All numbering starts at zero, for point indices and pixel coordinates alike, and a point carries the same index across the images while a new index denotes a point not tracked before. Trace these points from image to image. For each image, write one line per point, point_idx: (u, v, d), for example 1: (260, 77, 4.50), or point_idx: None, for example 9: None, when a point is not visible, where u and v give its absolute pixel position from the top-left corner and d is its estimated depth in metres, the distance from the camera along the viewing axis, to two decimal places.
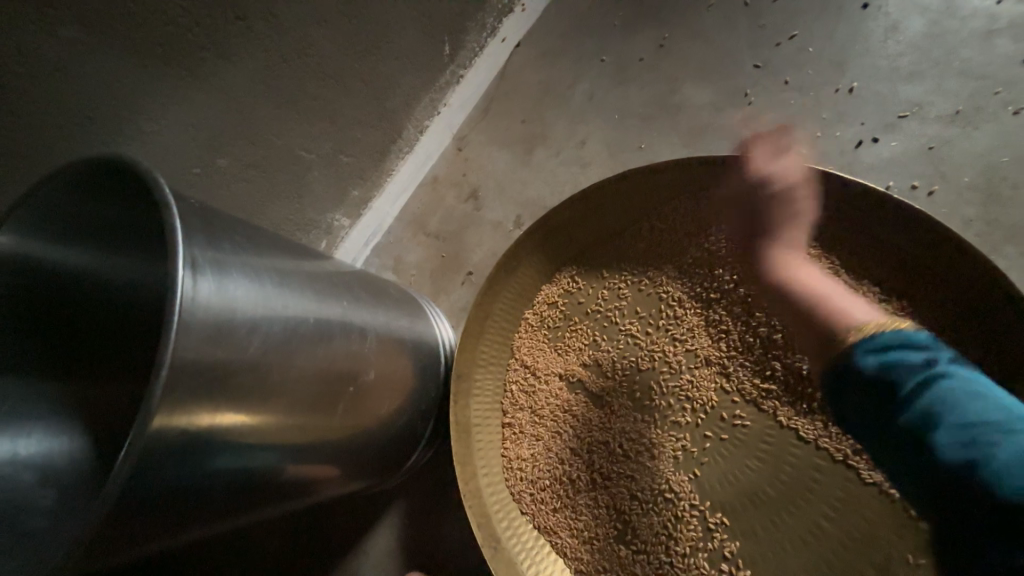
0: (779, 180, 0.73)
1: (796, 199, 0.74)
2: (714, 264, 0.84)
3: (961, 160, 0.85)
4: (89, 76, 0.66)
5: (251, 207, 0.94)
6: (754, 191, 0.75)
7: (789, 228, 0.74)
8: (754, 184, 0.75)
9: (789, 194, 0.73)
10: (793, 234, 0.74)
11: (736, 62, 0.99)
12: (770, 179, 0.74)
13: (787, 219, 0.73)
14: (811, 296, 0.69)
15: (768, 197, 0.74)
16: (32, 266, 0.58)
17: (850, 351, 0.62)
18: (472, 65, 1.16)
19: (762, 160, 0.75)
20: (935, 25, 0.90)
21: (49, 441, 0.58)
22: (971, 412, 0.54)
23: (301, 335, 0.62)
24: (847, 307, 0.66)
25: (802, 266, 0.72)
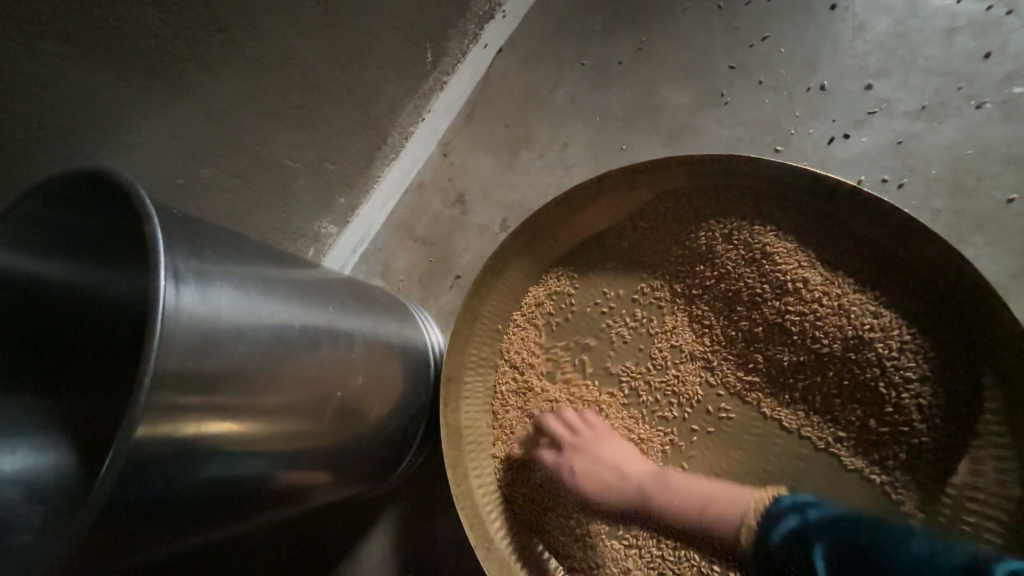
0: (574, 436, 0.81)
1: (593, 431, 0.81)
2: (557, 479, 0.82)
3: (928, 154, 0.87)
4: (71, 90, 0.66)
5: (237, 217, 0.94)
6: (567, 461, 0.79)
7: (611, 447, 0.79)
8: (561, 456, 0.80)
9: (581, 438, 0.80)
10: (614, 444, 0.80)
11: (711, 63, 1.02)
12: (573, 434, 0.81)
13: (603, 443, 0.80)
14: (686, 494, 0.71)
15: (576, 444, 0.80)
16: (10, 277, 0.57)
17: (761, 539, 0.59)
18: (455, 72, 1.18)
19: (567, 426, 0.82)
20: (900, 24, 0.93)
21: (36, 456, 0.57)
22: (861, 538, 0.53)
23: (287, 342, 0.62)
24: (718, 500, 0.68)
25: (652, 472, 0.76)
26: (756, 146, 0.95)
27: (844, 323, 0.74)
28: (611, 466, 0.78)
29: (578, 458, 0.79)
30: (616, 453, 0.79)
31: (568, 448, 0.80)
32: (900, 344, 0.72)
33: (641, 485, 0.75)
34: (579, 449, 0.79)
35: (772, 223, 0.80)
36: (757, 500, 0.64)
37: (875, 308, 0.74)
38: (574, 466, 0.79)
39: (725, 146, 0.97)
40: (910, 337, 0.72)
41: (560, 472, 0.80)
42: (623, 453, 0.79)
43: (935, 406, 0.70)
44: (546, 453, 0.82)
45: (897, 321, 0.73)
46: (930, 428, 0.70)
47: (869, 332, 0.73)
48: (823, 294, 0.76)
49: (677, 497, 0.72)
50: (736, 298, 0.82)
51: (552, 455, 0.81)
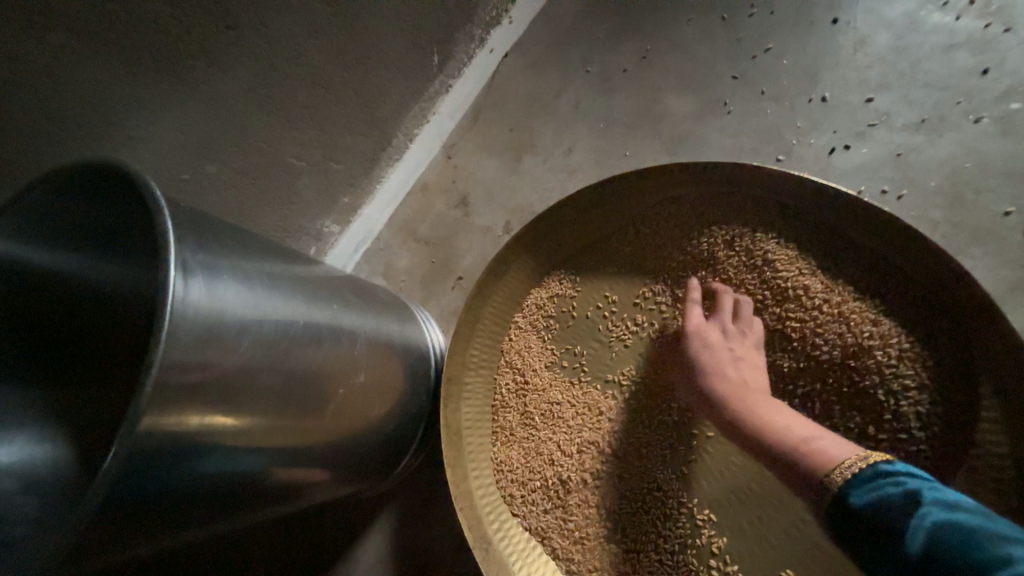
0: (737, 326, 0.78)
1: (748, 333, 0.78)
2: (632, 395, 0.85)
3: (927, 166, 0.89)
4: (79, 83, 0.66)
5: (240, 213, 0.94)
6: (709, 341, 0.77)
7: (752, 361, 0.76)
8: (715, 335, 0.78)
9: (737, 330, 0.78)
10: (758, 361, 0.76)
11: (715, 73, 1.03)
12: (737, 327, 0.78)
13: (747, 353, 0.76)
14: (792, 433, 0.66)
15: (743, 344, 0.77)
16: (12, 268, 0.57)
17: (840, 492, 0.58)
18: (461, 75, 1.18)
19: (740, 323, 0.79)
20: (901, 39, 0.95)
21: (32, 449, 0.57)
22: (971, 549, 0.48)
23: (291, 337, 0.62)
24: (821, 445, 0.64)
25: (765, 395, 0.73)
26: (758, 155, 0.97)
27: (843, 330, 0.75)
28: (742, 369, 0.75)
29: (718, 349, 0.76)
30: (761, 365, 0.76)
31: (722, 337, 0.77)
32: (898, 352, 0.73)
33: (755, 400, 0.72)
34: (709, 341, 0.77)
35: (773, 231, 0.81)
36: (862, 459, 0.60)
37: (874, 317, 0.75)
38: (707, 346, 0.77)
39: (728, 154, 0.98)
40: (908, 345, 0.73)
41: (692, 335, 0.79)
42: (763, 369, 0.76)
43: (933, 414, 0.71)
44: (711, 329, 0.78)
45: (896, 330, 0.74)
46: (928, 436, 0.71)
47: (868, 340, 0.74)
48: (823, 301, 0.77)
49: (773, 427, 0.68)
50: None
51: (707, 331, 0.78)
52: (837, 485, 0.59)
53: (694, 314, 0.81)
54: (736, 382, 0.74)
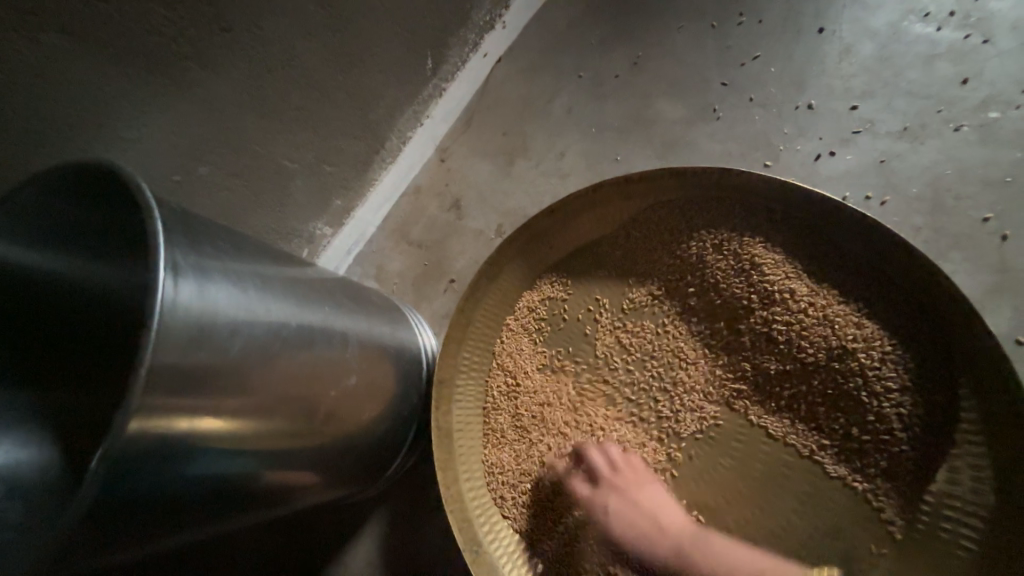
0: (620, 476, 0.81)
1: (629, 475, 0.81)
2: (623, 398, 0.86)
3: (910, 172, 0.91)
4: (70, 83, 0.66)
5: (231, 214, 0.94)
6: (608, 513, 0.80)
7: (643, 490, 0.80)
8: (609, 502, 0.80)
9: (623, 481, 0.80)
10: (654, 492, 0.80)
11: (704, 80, 1.05)
12: (621, 473, 0.81)
13: (641, 494, 0.79)
14: (738, 564, 0.73)
15: (632, 488, 0.80)
16: (5, 264, 0.58)
17: None
18: (455, 79, 1.19)
19: (620, 466, 0.82)
20: (884, 49, 0.97)
21: (17, 451, 0.56)
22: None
23: (282, 340, 0.62)
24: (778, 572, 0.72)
25: (683, 529, 0.77)
26: (746, 160, 0.98)
27: (829, 333, 0.77)
28: (646, 516, 0.78)
29: (619, 513, 0.79)
30: (654, 493, 0.80)
31: (615, 491, 0.80)
32: (881, 355, 0.74)
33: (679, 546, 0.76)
34: (614, 512, 0.79)
35: (760, 235, 0.82)
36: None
37: (858, 320, 0.76)
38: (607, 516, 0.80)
39: (717, 159, 1.00)
40: (891, 347, 0.74)
41: (593, 507, 0.81)
42: (658, 487, 0.81)
43: (915, 415, 0.72)
44: (602, 493, 0.81)
45: (879, 333, 0.75)
46: (910, 437, 0.72)
47: (853, 343, 0.75)
48: (809, 304, 0.79)
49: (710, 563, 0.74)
50: (725, 308, 0.84)
51: (600, 498, 0.80)
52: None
53: (582, 489, 0.82)
54: (662, 541, 0.77)
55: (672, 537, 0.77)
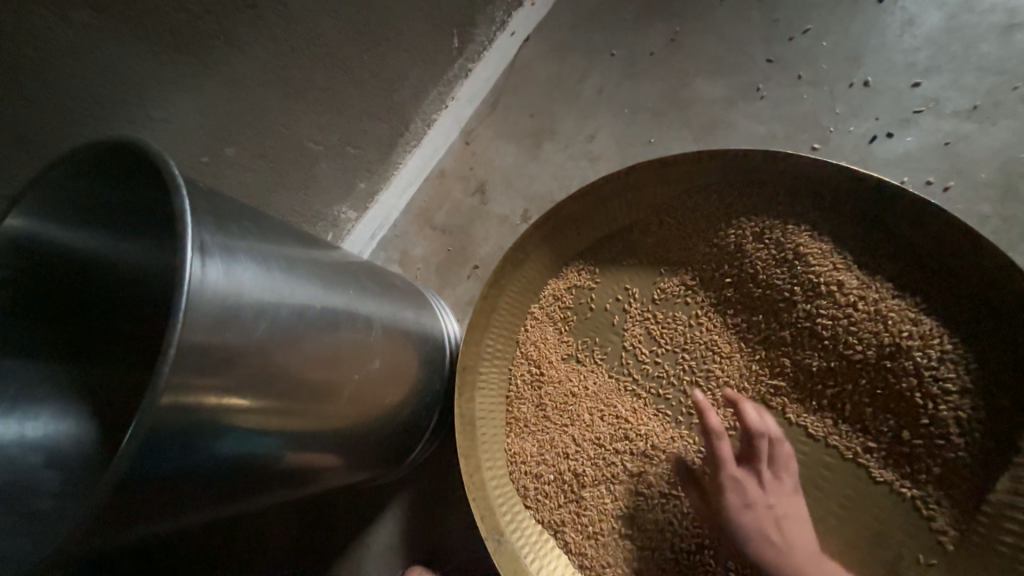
0: (773, 474, 0.70)
1: (782, 477, 0.70)
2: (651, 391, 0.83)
3: (978, 156, 0.83)
4: (101, 61, 0.66)
5: (258, 197, 0.93)
6: (749, 499, 0.68)
7: (789, 503, 0.69)
8: (754, 491, 0.68)
9: (774, 479, 0.70)
10: (797, 508, 0.69)
11: (748, 56, 0.98)
12: (774, 473, 0.70)
13: (785, 505, 0.68)
14: None
15: (781, 494, 0.69)
16: (41, 248, 0.58)
17: None
18: (481, 59, 1.15)
19: (774, 465, 0.70)
20: (953, 19, 0.89)
21: (56, 424, 0.58)
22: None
23: (307, 323, 0.61)
24: None
25: (809, 554, 0.66)
26: (792, 143, 0.92)
27: (880, 329, 0.71)
28: (784, 524, 0.67)
29: (759, 512, 0.67)
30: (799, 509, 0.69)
31: (762, 491, 0.69)
32: (939, 354, 0.69)
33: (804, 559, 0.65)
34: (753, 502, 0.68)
35: (807, 223, 0.77)
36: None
37: (914, 316, 0.71)
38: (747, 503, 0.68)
39: (759, 142, 0.94)
40: (951, 347, 0.69)
41: (733, 483, 0.69)
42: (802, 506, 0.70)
43: (974, 420, 0.67)
44: (749, 479, 0.69)
45: (938, 330, 0.69)
46: (966, 442, 0.67)
47: (907, 341, 0.70)
48: (859, 298, 0.73)
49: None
50: (765, 300, 0.79)
51: (745, 484, 0.69)
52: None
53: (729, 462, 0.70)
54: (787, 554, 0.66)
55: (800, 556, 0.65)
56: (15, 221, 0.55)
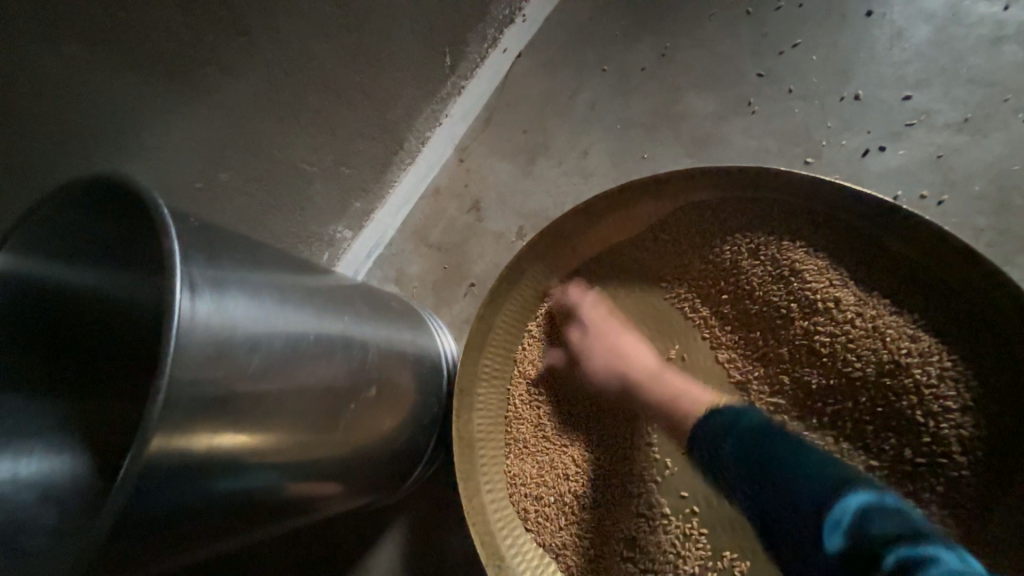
0: (602, 318, 0.85)
1: (610, 321, 0.85)
2: None
3: (971, 168, 0.83)
4: (92, 93, 0.66)
5: (253, 220, 0.93)
6: (585, 343, 0.84)
7: (624, 336, 0.83)
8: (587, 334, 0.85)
9: (603, 322, 0.85)
10: (629, 334, 0.84)
11: (739, 70, 0.99)
12: (606, 318, 0.85)
13: (614, 337, 0.83)
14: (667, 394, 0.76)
15: (609, 326, 0.84)
16: (35, 286, 0.58)
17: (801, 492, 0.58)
18: (474, 76, 1.15)
19: (604, 311, 0.86)
20: (942, 32, 0.89)
21: (52, 461, 0.57)
22: (760, 450, 0.63)
23: (301, 354, 0.61)
24: (691, 395, 0.75)
25: (639, 366, 0.80)
26: (785, 157, 0.92)
27: (878, 346, 0.71)
28: (614, 356, 0.82)
29: (593, 352, 0.83)
30: (630, 335, 0.84)
31: (595, 332, 0.84)
32: (938, 371, 0.68)
33: (635, 378, 0.79)
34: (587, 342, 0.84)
35: (802, 239, 0.77)
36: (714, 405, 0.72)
37: (912, 332, 0.70)
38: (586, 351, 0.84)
39: (751, 156, 0.94)
40: (949, 363, 0.68)
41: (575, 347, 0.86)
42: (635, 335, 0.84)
43: (976, 438, 0.67)
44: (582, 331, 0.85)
45: (936, 347, 0.69)
46: (969, 461, 0.67)
47: (906, 358, 0.69)
48: (856, 314, 0.73)
49: (654, 387, 0.78)
50: (762, 316, 0.79)
51: (583, 334, 0.85)
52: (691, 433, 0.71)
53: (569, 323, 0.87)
54: (619, 376, 0.81)
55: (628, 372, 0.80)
56: (6, 261, 0.54)
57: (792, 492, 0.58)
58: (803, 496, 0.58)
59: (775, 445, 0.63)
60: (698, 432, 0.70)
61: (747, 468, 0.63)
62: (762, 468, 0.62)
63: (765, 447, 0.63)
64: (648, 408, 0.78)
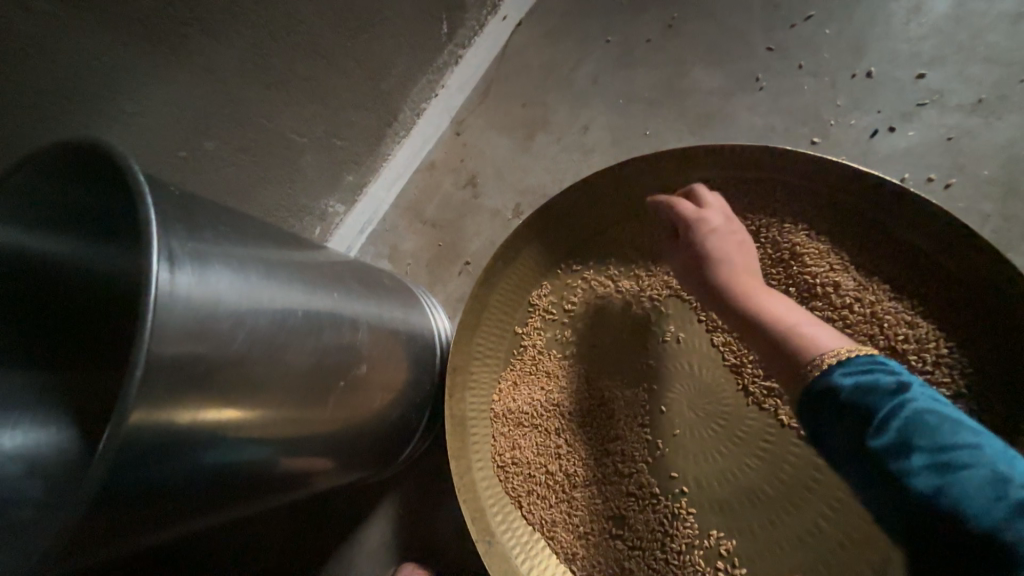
0: (729, 220, 0.75)
1: (736, 231, 0.75)
2: (646, 392, 0.83)
3: (981, 152, 0.81)
4: (65, 53, 0.62)
5: (241, 192, 0.90)
6: (707, 232, 0.74)
7: (739, 250, 0.74)
8: (713, 224, 0.75)
9: (730, 226, 0.75)
10: (748, 252, 0.74)
11: (748, 44, 0.95)
12: (727, 224, 0.75)
13: (738, 247, 0.74)
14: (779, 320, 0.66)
15: (733, 236, 0.74)
16: (22, 254, 0.57)
17: (970, 467, 0.48)
18: (472, 45, 1.11)
19: (725, 213, 0.76)
20: (962, 7, 0.86)
21: (37, 433, 0.56)
22: (950, 439, 0.50)
23: (288, 331, 0.59)
24: (813, 336, 0.63)
25: (758, 286, 0.71)
26: (791, 136, 0.89)
27: (876, 332, 0.70)
28: (737, 261, 0.73)
29: (719, 245, 0.74)
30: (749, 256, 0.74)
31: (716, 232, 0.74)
32: (935, 358, 0.68)
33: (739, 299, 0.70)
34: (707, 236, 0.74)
35: (804, 222, 0.75)
36: (857, 349, 0.60)
37: (911, 319, 0.70)
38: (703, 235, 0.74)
39: (757, 135, 0.91)
40: (947, 350, 0.68)
41: (692, 227, 0.75)
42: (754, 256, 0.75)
43: None
44: (709, 224, 0.75)
45: (935, 334, 0.69)
46: None
47: (902, 344, 0.69)
48: (855, 300, 0.72)
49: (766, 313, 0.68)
50: None
51: (703, 224, 0.75)
52: (821, 370, 0.59)
53: (683, 208, 0.76)
54: (730, 279, 0.72)
55: (740, 283, 0.71)
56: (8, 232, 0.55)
57: (988, 492, 0.47)
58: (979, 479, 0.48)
59: (959, 432, 0.51)
60: (848, 389, 0.56)
61: (920, 437, 0.51)
62: (959, 464, 0.49)
63: (942, 424, 0.51)
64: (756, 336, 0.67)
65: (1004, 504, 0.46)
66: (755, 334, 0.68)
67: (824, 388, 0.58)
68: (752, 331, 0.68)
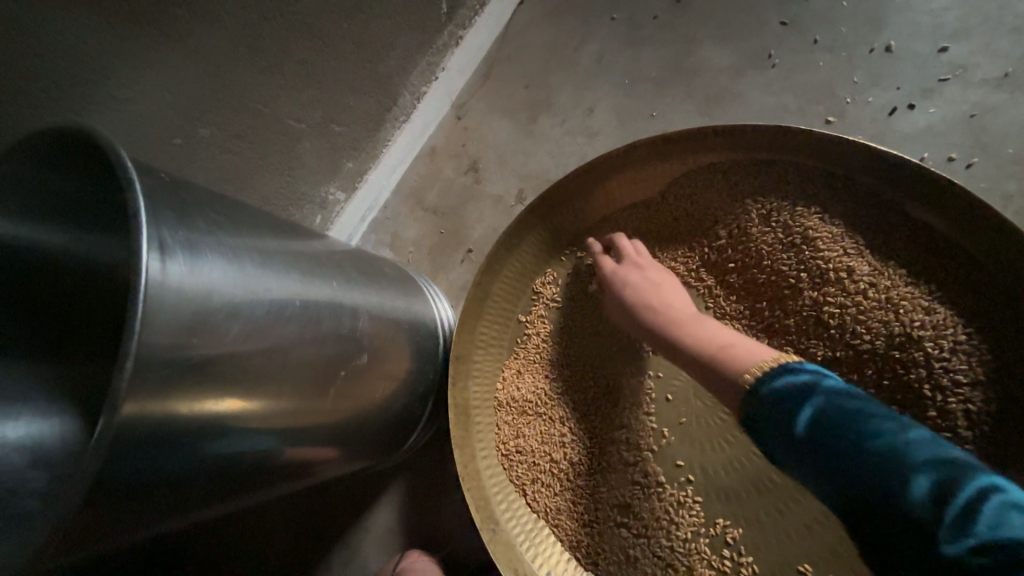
0: (645, 259, 0.79)
1: (653, 264, 0.79)
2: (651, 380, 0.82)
3: (1006, 129, 0.78)
4: (51, 37, 0.60)
5: (238, 180, 0.87)
6: (630, 278, 0.77)
7: (661, 283, 0.77)
8: (630, 271, 0.78)
9: (648, 261, 0.79)
10: (672, 281, 0.77)
11: (760, 19, 0.91)
12: (645, 261, 0.79)
13: (661, 278, 0.77)
14: (709, 340, 0.66)
15: (655, 271, 0.78)
16: (16, 250, 0.56)
17: (869, 452, 0.47)
18: (473, 25, 1.07)
19: (641, 255, 0.80)
20: None
21: (39, 423, 0.56)
22: (854, 430, 0.49)
23: (286, 321, 0.58)
24: (741, 347, 0.63)
25: (687, 311, 0.73)
26: (804, 116, 0.86)
27: (890, 318, 0.68)
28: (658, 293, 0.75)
29: (643, 285, 0.76)
30: (674, 284, 0.77)
31: (637, 271, 0.78)
32: (952, 345, 0.66)
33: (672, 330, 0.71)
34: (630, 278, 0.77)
35: (817, 205, 0.73)
36: (776, 359, 0.59)
37: (928, 305, 0.67)
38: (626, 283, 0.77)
39: (769, 115, 0.88)
40: (965, 337, 0.66)
41: (615, 278, 0.78)
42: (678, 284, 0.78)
43: (984, 413, 0.65)
44: (628, 271, 0.78)
45: (952, 319, 0.66)
46: (975, 436, 0.65)
47: (918, 330, 0.67)
48: (869, 285, 0.70)
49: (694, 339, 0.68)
50: (770, 286, 0.76)
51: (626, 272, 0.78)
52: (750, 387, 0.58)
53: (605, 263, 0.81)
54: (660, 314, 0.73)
55: (670, 315, 0.73)
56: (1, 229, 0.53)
57: (898, 476, 0.45)
58: (882, 463, 0.46)
59: (870, 421, 0.49)
60: (764, 401, 0.56)
61: (821, 430, 0.50)
62: (867, 449, 0.47)
63: (847, 414, 0.50)
64: (690, 360, 0.67)
65: (907, 488, 0.44)
66: (688, 361, 0.68)
67: (748, 404, 0.57)
68: (685, 355, 0.68)
